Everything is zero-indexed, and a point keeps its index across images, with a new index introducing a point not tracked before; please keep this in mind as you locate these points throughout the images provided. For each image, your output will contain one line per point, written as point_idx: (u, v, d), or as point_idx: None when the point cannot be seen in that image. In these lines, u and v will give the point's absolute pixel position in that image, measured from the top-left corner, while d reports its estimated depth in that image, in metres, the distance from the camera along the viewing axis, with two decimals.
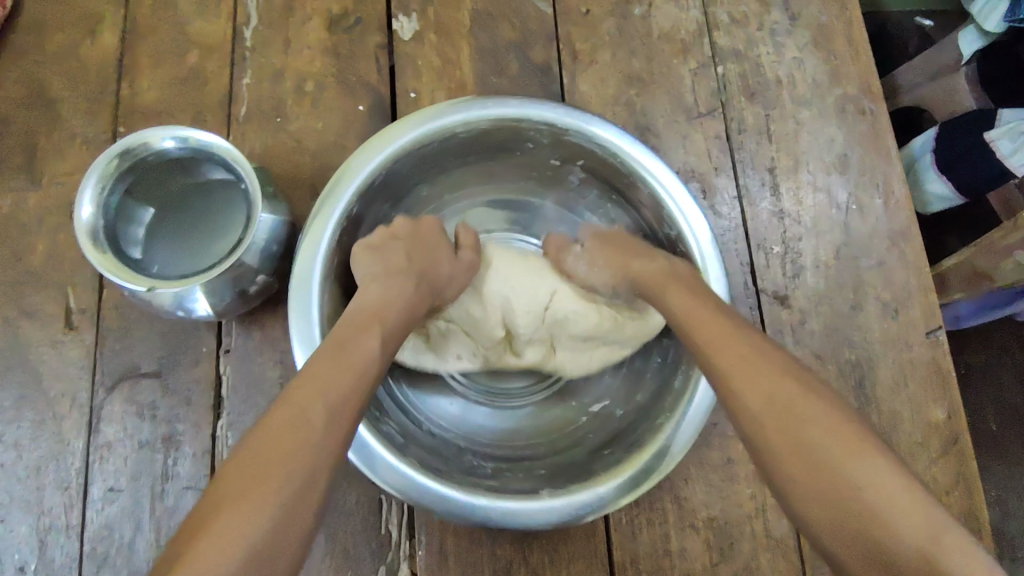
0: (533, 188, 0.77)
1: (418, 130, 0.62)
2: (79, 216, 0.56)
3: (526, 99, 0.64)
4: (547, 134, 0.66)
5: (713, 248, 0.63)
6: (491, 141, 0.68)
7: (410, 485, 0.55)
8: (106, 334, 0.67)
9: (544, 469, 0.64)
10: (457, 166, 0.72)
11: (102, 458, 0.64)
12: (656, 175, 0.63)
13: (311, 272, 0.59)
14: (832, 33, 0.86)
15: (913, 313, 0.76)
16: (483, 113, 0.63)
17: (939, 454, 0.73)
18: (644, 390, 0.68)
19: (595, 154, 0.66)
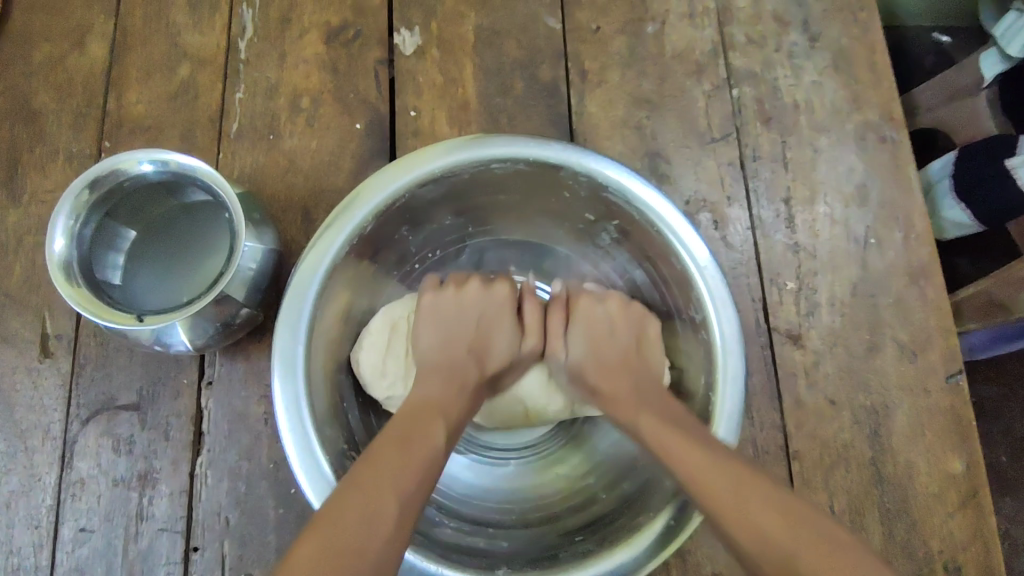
0: (563, 237, 0.72)
1: (454, 155, 0.59)
2: (52, 249, 0.52)
3: (571, 146, 0.60)
4: (585, 186, 0.62)
5: (734, 337, 0.57)
6: (527, 183, 0.64)
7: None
8: (83, 363, 0.63)
9: (508, 542, 0.60)
10: (486, 203, 0.67)
11: (75, 495, 0.61)
12: (682, 236, 0.59)
13: (304, 298, 0.55)
14: (853, 56, 0.82)
15: (933, 357, 0.73)
16: (523, 152, 0.59)
17: (956, 506, 0.69)
18: (629, 476, 0.63)
19: (631, 217, 0.62)
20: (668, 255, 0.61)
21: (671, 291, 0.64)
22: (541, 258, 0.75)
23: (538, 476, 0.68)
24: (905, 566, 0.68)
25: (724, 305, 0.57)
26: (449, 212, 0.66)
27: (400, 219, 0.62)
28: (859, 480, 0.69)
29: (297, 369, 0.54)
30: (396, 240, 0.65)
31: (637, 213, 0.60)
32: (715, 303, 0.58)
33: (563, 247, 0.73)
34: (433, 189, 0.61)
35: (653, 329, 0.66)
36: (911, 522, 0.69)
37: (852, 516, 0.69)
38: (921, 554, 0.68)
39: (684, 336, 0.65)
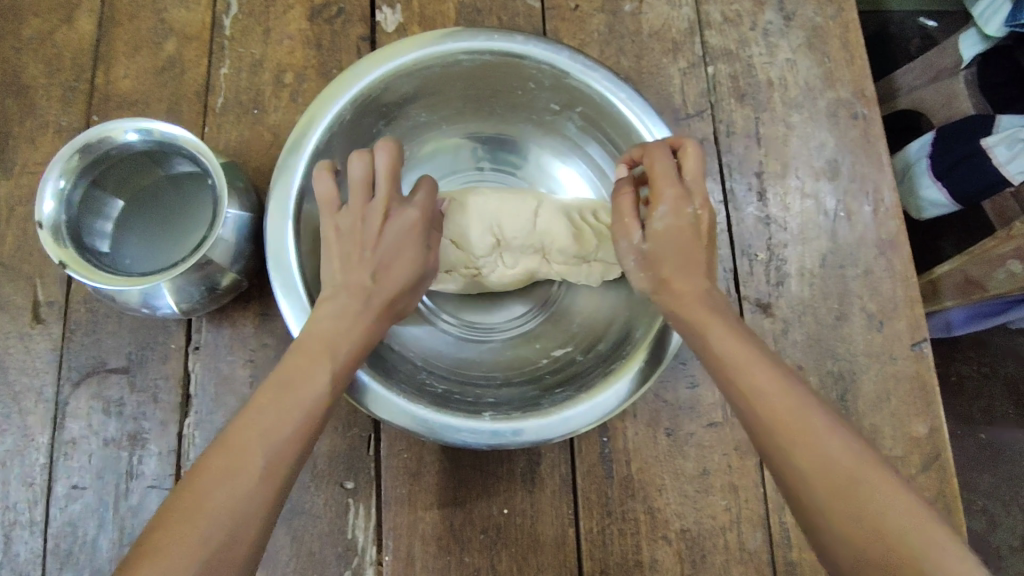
0: (530, 131, 0.75)
1: (420, 50, 0.63)
2: (41, 211, 0.54)
3: (532, 36, 0.64)
4: (547, 75, 0.66)
5: None
6: (492, 77, 0.68)
7: (362, 388, 0.56)
8: (74, 328, 0.66)
9: (493, 397, 0.62)
10: (459, 100, 0.71)
11: (67, 454, 0.63)
12: (641, 118, 0.63)
13: (291, 181, 0.60)
14: (826, 35, 0.84)
15: (899, 325, 0.75)
16: (487, 44, 0.63)
17: (918, 469, 0.72)
18: (607, 335, 0.66)
19: (591, 100, 0.66)
20: (629, 135, 0.66)
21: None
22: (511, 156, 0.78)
23: (518, 349, 0.70)
24: None
25: None
26: (422, 108, 0.71)
27: (378, 107, 0.66)
28: None
29: (286, 236, 0.59)
30: (373, 136, 0.69)
31: (598, 96, 0.65)
32: None
33: (528, 142, 0.77)
34: (405, 84, 0.65)
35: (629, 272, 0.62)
36: None
37: None
38: None
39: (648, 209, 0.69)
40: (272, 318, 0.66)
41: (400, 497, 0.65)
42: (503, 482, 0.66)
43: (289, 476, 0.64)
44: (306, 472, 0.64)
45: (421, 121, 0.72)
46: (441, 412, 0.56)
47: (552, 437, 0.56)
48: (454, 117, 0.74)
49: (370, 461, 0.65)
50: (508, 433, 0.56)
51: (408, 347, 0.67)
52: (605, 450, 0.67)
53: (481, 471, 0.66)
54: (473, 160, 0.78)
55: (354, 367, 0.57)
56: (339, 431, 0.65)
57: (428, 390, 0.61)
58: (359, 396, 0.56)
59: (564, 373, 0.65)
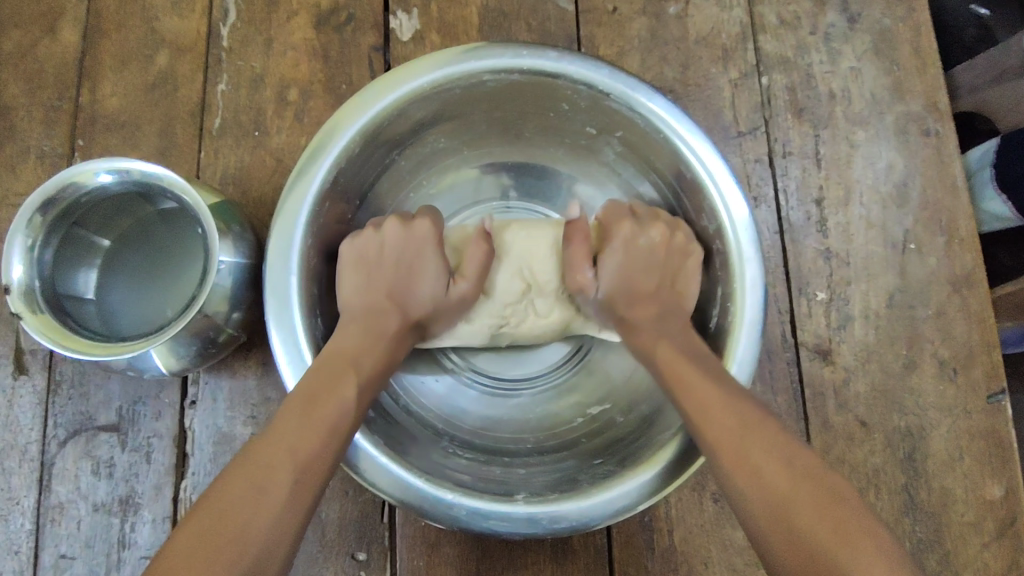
0: (562, 154, 0.67)
1: (440, 70, 0.55)
2: (9, 276, 0.48)
3: (566, 52, 0.55)
4: (584, 96, 0.57)
5: (750, 246, 0.54)
6: (519, 97, 0.59)
7: (372, 464, 0.50)
8: (59, 379, 0.59)
9: (525, 469, 0.56)
10: (482, 123, 0.63)
11: (54, 520, 0.57)
12: (692, 148, 0.55)
13: (293, 226, 0.53)
14: (895, 39, 0.74)
15: (974, 374, 0.67)
16: (515, 61, 0.55)
17: (993, 537, 0.64)
18: (648, 397, 0.59)
19: (634, 124, 0.57)
20: (677, 167, 0.57)
21: (681, 207, 0.61)
22: (540, 180, 0.70)
23: (550, 406, 0.64)
24: None
25: (726, 181, 0.55)
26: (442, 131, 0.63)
27: (392, 135, 0.58)
28: (891, 507, 0.64)
29: (290, 287, 0.52)
30: (386, 166, 0.62)
31: (641, 121, 0.56)
32: (715, 182, 0.55)
33: (559, 166, 0.68)
34: (422, 108, 0.57)
35: (684, 284, 0.58)
36: (943, 553, 0.64)
37: None
38: None
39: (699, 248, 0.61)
40: (276, 369, 0.60)
41: (417, 570, 0.58)
42: (530, 553, 0.59)
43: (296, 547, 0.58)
44: (314, 541, 0.58)
45: (439, 146, 0.64)
46: (468, 496, 0.50)
47: (595, 522, 0.49)
48: (477, 141, 0.66)
49: (384, 529, 0.59)
50: (543, 519, 0.49)
51: (429, 412, 0.61)
52: (645, 518, 0.60)
53: (505, 541, 0.59)
54: (498, 188, 0.70)
55: (364, 440, 0.50)
56: (350, 495, 0.59)
57: (454, 466, 0.54)
58: (368, 473, 0.50)
59: (602, 439, 0.59)
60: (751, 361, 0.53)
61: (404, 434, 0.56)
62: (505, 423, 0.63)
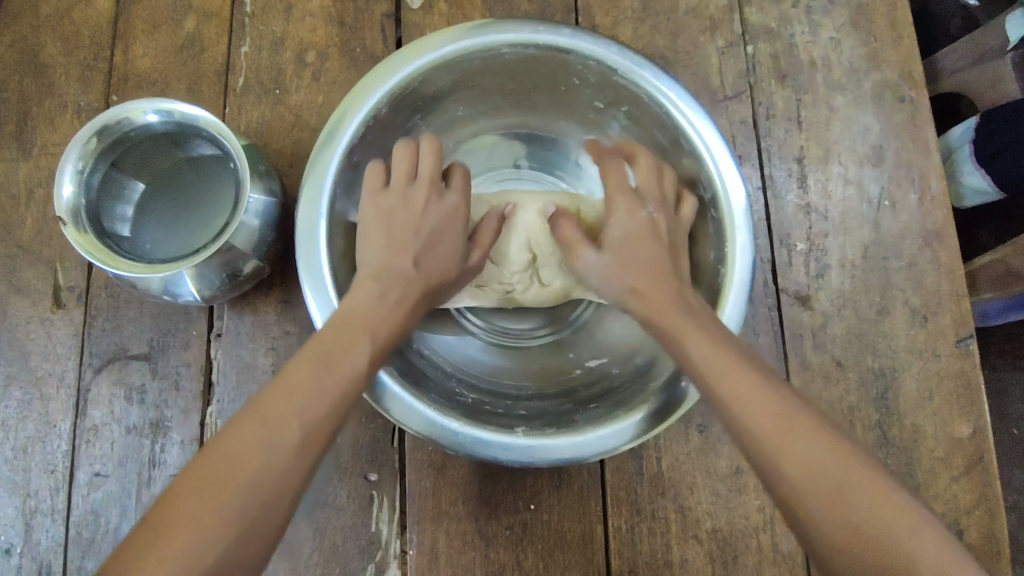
0: (571, 128, 0.73)
1: (460, 42, 0.60)
2: (60, 196, 0.53)
3: (579, 31, 0.61)
4: (594, 72, 0.63)
5: (742, 209, 0.59)
6: (533, 72, 0.65)
7: (380, 387, 0.54)
8: (95, 314, 0.64)
9: (525, 411, 0.60)
10: (496, 96, 0.69)
11: (89, 441, 0.62)
12: (692, 121, 0.60)
13: (324, 177, 0.58)
14: (872, 12, 0.79)
15: (943, 320, 0.72)
16: (532, 37, 0.61)
17: (960, 470, 0.69)
18: (643, 351, 0.63)
19: (638, 98, 0.63)
20: (676, 138, 0.63)
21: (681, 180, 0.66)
22: (549, 151, 0.75)
23: (549, 358, 0.68)
24: None
25: (720, 151, 0.60)
26: (459, 101, 0.68)
27: (408, 103, 0.63)
28: (865, 443, 0.69)
29: (317, 235, 0.57)
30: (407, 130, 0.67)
31: (644, 94, 0.62)
32: (710, 152, 0.60)
33: (568, 138, 0.74)
34: (443, 75, 0.62)
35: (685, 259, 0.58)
36: (914, 485, 0.68)
37: None
38: None
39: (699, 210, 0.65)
40: (295, 306, 0.64)
41: (424, 491, 0.63)
42: (529, 479, 0.64)
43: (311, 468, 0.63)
44: (328, 463, 0.63)
45: (458, 114, 0.70)
46: (471, 425, 0.54)
47: (585, 456, 0.53)
48: (491, 111, 0.71)
49: (393, 453, 0.64)
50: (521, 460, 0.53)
51: (439, 352, 0.65)
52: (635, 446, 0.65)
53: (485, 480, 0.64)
54: (511, 156, 0.76)
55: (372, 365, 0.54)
56: (362, 422, 0.64)
57: (458, 402, 0.58)
58: (376, 395, 0.54)
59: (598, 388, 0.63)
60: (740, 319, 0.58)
61: (414, 368, 0.60)
62: (506, 370, 0.67)
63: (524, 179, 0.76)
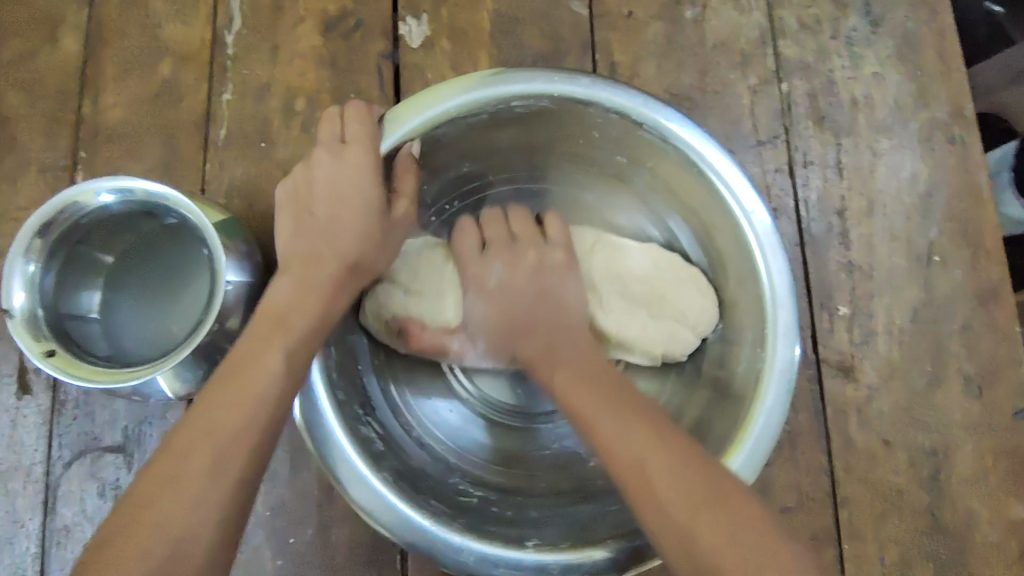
0: (589, 179, 0.65)
1: (466, 95, 0.52)
2: (10, 306, 0.47)
3: (599, 78, 0.53)
4: (615, 124, 0.55)
5: (785, 285, 0.52)
6: (548, 122, 0.57)
7: (357, 480, 0.48)
8: (64, 400, 0.58)
9: (536, 513, 0.54)
10: (506, 147, 0.61)
11: (59, 543, 0.56)
12: (727, 181, 0.53)
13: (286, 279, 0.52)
14: (919, 43, 0.72)
15: (999, 391, 0.65)
16: (546, 87, 0.53)
17: (1019, 558, 0.63)
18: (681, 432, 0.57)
19: (666, 154, 0.55)
20: (709, 200, 0.55)
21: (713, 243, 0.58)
22: (565, 205, 0.67)
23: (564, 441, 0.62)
24: None
25: (760, 210, 0.53)
26: (466, 156, 0.61)
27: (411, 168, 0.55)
28: (913, 530, 0.63)
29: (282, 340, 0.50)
30: None
31: (673, 151, 0.54)
32: (747, 212, 0.53)
33: (587, 192, 0.66)
34: (447, 132, 0.54)
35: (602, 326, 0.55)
36: None
37: (905, 572, 0.62)
38: None
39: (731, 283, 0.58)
40: None
41: None
42: None
43: (303, 571, 0.57)
44: (324, 565, 0.57)
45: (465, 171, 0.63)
46: (476, 540, 0.48)
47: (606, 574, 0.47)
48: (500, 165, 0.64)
49: (395, 553, 0.57)
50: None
51: (440, 441, 0.59)
52: None
53: None
54: None
55: (348, 448, 0.48)
56: (361, 518, 0.58)
57: (461, 506, 0.52)
58: (351, 487, 0.47)
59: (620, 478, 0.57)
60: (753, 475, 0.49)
61: (410, 466, 0.54)
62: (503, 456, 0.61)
63: None
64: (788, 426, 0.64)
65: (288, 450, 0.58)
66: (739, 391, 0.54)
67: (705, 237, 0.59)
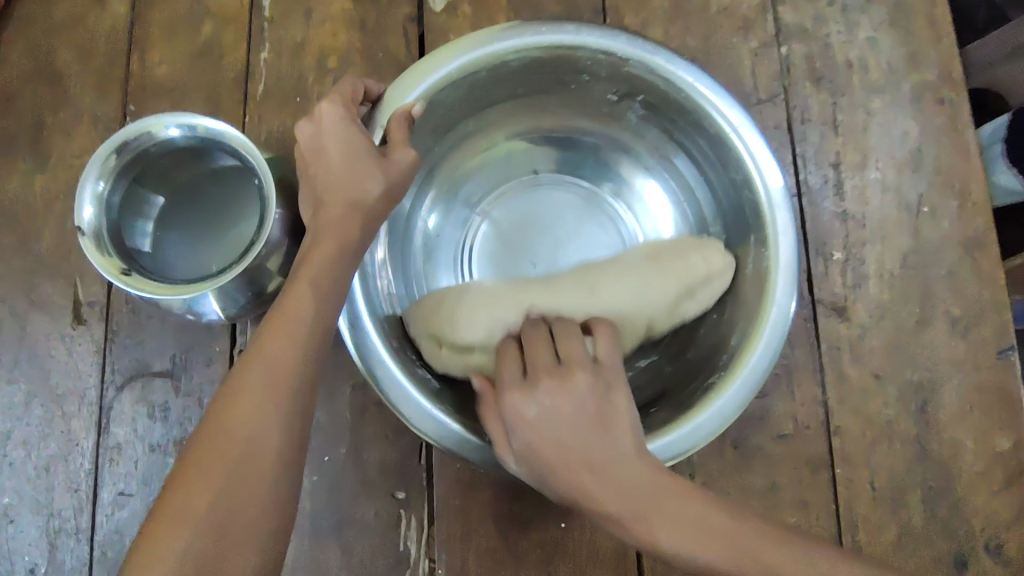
0: (588, 123, 0.69)
1: (463, 57, 0.55)
2: (81, 218, 0.52)
3: (583, 24, 0.57)
4: (603, 66, 0.59)
5: (779, 188, 0.56)
6: (542, 72, 0.61)
7: (393, 384, 0.51)
8: (116, 329, 0.63)
9: None
10: (505, 100, 0.65)
11: (113, 459, 0.61)
12: (715, 105, 0.57)
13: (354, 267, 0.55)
14: (911, 10, 0.76)
15: (984, 331, 0.70)
16: (535, 39, 0.56)
17: (1001, 486, 0.67)
18: (696, 344, 0.62)
19: (657, 89, 0.59)
20: (706, 132, 0.59)
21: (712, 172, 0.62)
22: (570, 149, 0.71)
23: None
24: (947, 546, 0.66)
25: (747, 130, 0.57)
26: (470, 114, 0.65)
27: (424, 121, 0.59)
28: (902, 458, 0.67)
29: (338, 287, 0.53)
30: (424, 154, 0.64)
31: (664, 83, 0.58)
32: (738, 133, 0.57)
33: (587, 138, 0.70)
34: (449, 93, 0.58)
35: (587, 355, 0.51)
36: (954, 501, 0.67)
37: (894, 496, 0.66)
38: (964, 534, 0.66)
39: (730, 207, 0.62)
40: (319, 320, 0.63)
41: (454, 509, 0.62)
42: None
43: (338, 486, 0.62)
44: (356, 481, 0.62)
45: (470, 129, 0.67)
46: None
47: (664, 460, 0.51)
48: (505, 119, 0.68)
49: (422, 471, 0.62)
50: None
51: None
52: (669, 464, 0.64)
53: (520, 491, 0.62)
54: (529, 165, 0.72)
55: (387, 358, 0.51)
56: (389, 439, 0.63)
57: None
58: (389, 392, 0.51)
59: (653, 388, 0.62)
60: (711, 436, 0.52)
61: (456, 395, 0.58)
62: None
63: (544, 185, 0.72)
64: (786, 362, 0.68)
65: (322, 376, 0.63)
66: (748, 302, 0.57)
67: (705, 167, 0.63)
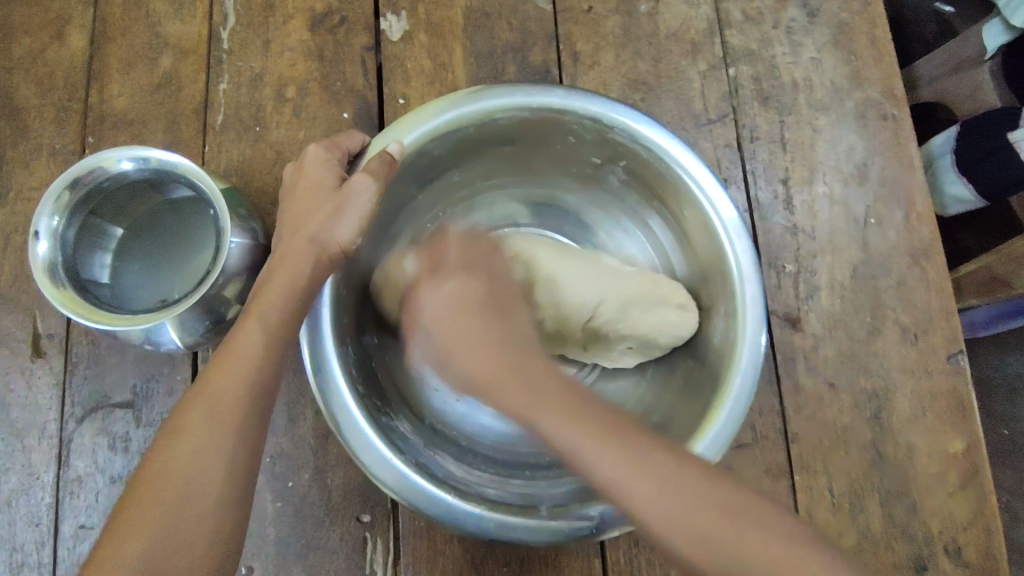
0: (568, 183, 0.71)
1: (455, 110, 0.57)
2: (35, 252, 0.52)
3: (573, 90, 0.59)
4: (590, 131, 0.61)
5: (750, 263, 0.57)
6: (529, 130, 0.62)
7: (355, 431, 0.52)
8: (76, 361, 0.63)
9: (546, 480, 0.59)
10: (491, 154, 0.67)
11: (73, 493, 0.61)
12: (690, 171, 0.58)
13: (322, 304, 0.53)
14: (852, 32, 0.80)
15: (933, 338, 0.72)
16: (526, 100, 0.58)
17: (956, 488, 0.69)
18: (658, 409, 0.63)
19: (636, 156, 0.61)
20: (682, 197, 0.60)
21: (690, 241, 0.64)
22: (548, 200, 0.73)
23: None
24: (906, 549, 0.67)
25: (713, 186, 0.58)
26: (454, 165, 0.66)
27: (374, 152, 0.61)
28: (860, 463, 0.69)
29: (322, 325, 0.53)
30: None
31: (645, 150, 0.60)
32: (703, 190, 0.58)
33: (564, 193, 0.72)
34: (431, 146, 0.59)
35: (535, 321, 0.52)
36: (911, 504, 0.68)
37: (853, 500, 0.68)
38: (921, 536, 0.67)
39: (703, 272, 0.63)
40: None
41: (418, 530, 0.62)
42: None
43: (303, 511, 0.62)
44: (321, 506, 0.62)
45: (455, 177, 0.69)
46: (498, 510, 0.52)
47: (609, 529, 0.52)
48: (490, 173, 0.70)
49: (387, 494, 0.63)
50: (497, 521, 0.52)
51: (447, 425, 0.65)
52: None
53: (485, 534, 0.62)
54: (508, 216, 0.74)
55: (350, 401, 0.52)
56: (354, 463, 0.63)
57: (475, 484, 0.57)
58: (350, 436, 0.52)
59: None
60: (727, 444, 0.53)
61: (424, 451, 0.59)
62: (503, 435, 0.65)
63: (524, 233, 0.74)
64: None
65: (285, 402, 0.63)
66: (715, 370, 0.58)
67: (680, 231, 0.65)
